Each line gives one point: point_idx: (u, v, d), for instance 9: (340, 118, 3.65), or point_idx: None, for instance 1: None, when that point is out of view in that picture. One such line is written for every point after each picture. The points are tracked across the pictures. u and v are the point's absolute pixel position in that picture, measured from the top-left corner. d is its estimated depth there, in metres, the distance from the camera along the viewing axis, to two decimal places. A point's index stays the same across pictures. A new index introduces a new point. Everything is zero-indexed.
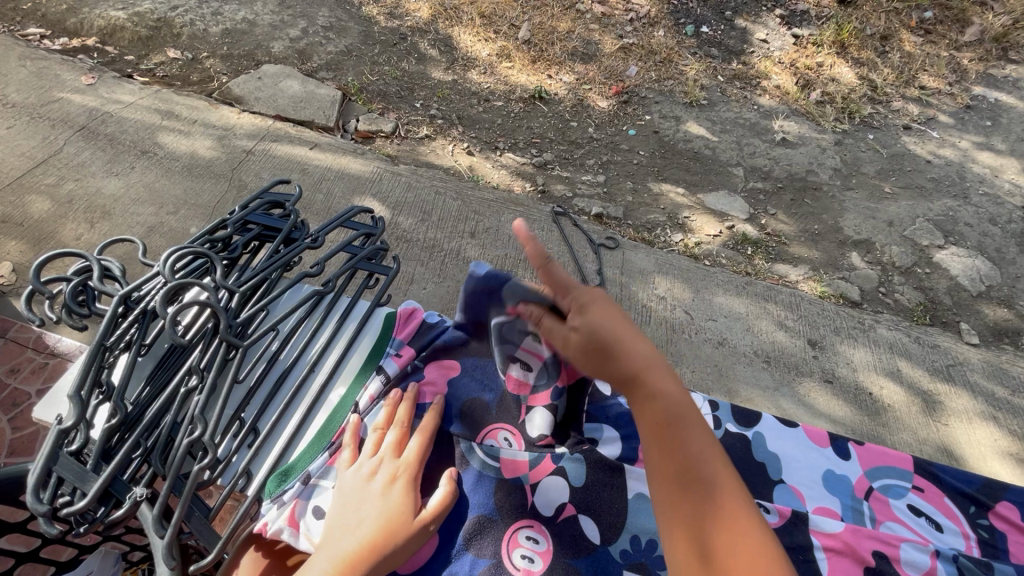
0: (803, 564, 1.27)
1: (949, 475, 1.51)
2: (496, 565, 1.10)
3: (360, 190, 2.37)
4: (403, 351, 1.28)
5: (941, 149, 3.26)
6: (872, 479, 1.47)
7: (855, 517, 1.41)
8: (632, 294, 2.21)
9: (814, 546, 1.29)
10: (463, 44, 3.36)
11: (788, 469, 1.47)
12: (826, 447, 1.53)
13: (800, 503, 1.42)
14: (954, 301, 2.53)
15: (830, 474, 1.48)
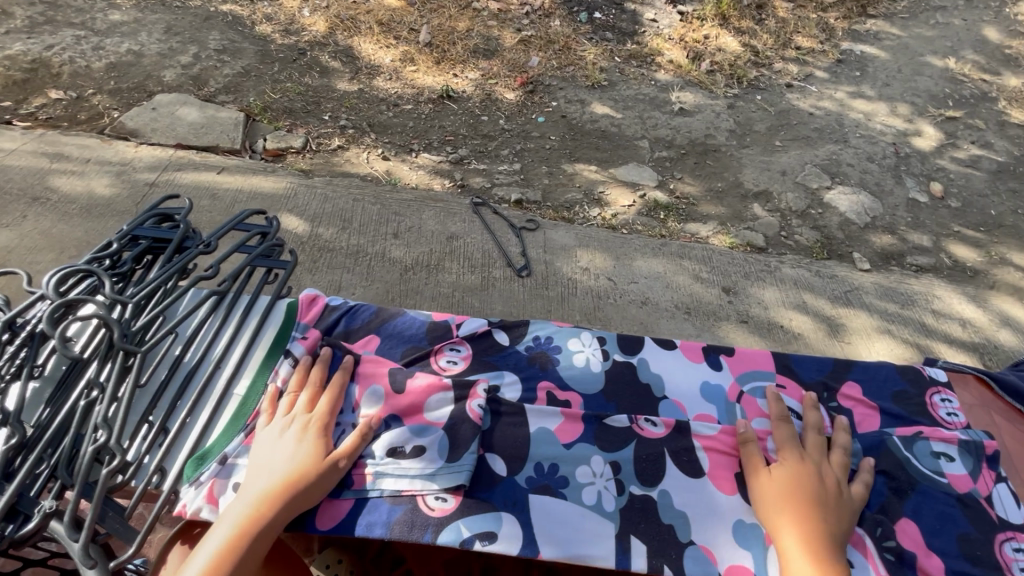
0: (686, 464, 1.27)
1: (809, 368, 1.49)
2: (411, 509, 1.13)
3: (275, 208, 2.35)
4: (308, 334, 1.30)
5: (821, 102, 3.57)
6: (743, 383, 1.43)
7: (730, 419, 1.37)
8: (557, 269, 2.31)
9: (696, 448, 1.29)
10: (364, 53, 3.37)
11: (674, 386, 1.42)
12: (701, 361, 1.47)
13: (682, 414, 1.37)
14: (845, 234, 2.80)
15: (706, 385, 1.43)
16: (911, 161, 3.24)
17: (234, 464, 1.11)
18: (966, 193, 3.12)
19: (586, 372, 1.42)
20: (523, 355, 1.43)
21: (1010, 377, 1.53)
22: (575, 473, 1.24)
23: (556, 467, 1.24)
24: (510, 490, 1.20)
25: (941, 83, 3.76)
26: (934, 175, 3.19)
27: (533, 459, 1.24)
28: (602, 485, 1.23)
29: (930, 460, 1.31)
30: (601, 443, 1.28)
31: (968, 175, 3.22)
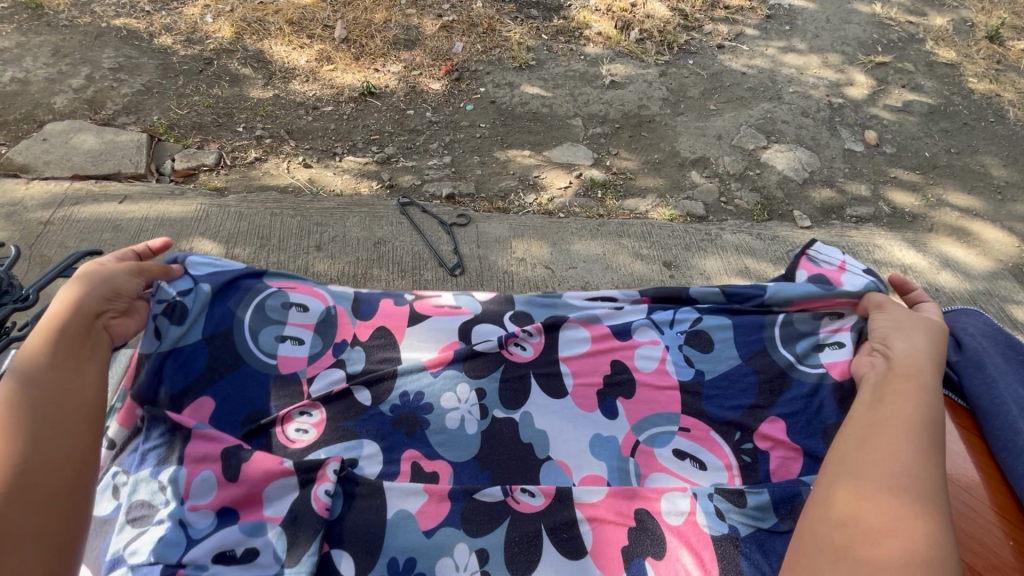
0: (565, 542, 1.25)
1: (719, 403, 1.50)
2: None
3: (186, 232, 2.20)
4: (125, 403, 1.36)
5: (753, 60, 3.52)
6: (638, 433, 1.45)
7: (621, 477, 1.38)
8: (492, 264, 2.22)
9: (579, 521, 1.28)
10: (277, 56, 3.19)
11: (545, 441, 1.44)
12: (593, 410, 1.50)
13: (567, 477, 1.38)
14: (785, 193, 2.77)
15: (598, 438, 1.45)
16: (845, 112, 3.22)
17: None
18: (901, 138, 3.12)
19: (460, 434, 1.43)
20: (388, 418, 1.43)
21: None
22: (436, 565, 1.21)
23: (415, 560, 1.21)
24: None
25: (869, 29, 3.75)
26: (868, 124, 3.18)
27: (388, 551, 1.21)
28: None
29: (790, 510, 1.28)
30: (467, 528, 1.26)
31: (901, 120, 3.22)
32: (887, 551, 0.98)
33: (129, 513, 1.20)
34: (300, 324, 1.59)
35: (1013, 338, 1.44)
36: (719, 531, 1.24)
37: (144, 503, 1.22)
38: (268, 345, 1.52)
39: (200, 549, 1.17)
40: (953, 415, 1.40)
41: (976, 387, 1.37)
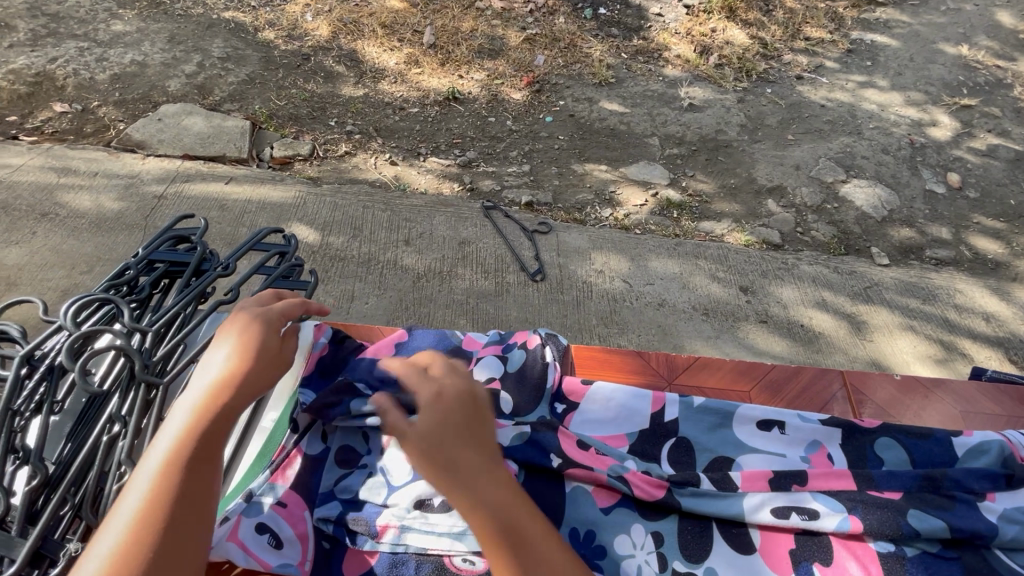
0: (736, 537, 1.05)
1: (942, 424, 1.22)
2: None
3: (285, 217, 2.32)
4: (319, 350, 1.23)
5: (833, 93, 3.50)
6: (831, 442, 1.19)
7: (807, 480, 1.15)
8: (572, 273, 2.28)
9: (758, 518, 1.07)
10: (369, 56, 3.34)
11: (719, 431, 1.21)
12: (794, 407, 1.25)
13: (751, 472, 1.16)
14: (863, 229, 2.75)
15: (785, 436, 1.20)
16: (927, 152, 3.18)
17: (258, 502, 1.03)
18: (985, 183, 3.06)
19: (624, 416, 1.22)
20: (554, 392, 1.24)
21: None
22: (614, 543, 1.04)
23: (593, 534, 1.05)
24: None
25: (954, 71, 3.69)
26: (951, 166, 3.12)
27: (568, 523, 1.06)
28: (642, 559, 1.03)
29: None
30: (642, 510, 1.08)
31: (986, 165, 3.15)
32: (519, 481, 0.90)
33: (339, 454, 1.10)
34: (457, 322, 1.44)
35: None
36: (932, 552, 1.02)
37: (347, 447, 1.11)
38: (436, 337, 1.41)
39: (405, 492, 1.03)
40: None
41: None
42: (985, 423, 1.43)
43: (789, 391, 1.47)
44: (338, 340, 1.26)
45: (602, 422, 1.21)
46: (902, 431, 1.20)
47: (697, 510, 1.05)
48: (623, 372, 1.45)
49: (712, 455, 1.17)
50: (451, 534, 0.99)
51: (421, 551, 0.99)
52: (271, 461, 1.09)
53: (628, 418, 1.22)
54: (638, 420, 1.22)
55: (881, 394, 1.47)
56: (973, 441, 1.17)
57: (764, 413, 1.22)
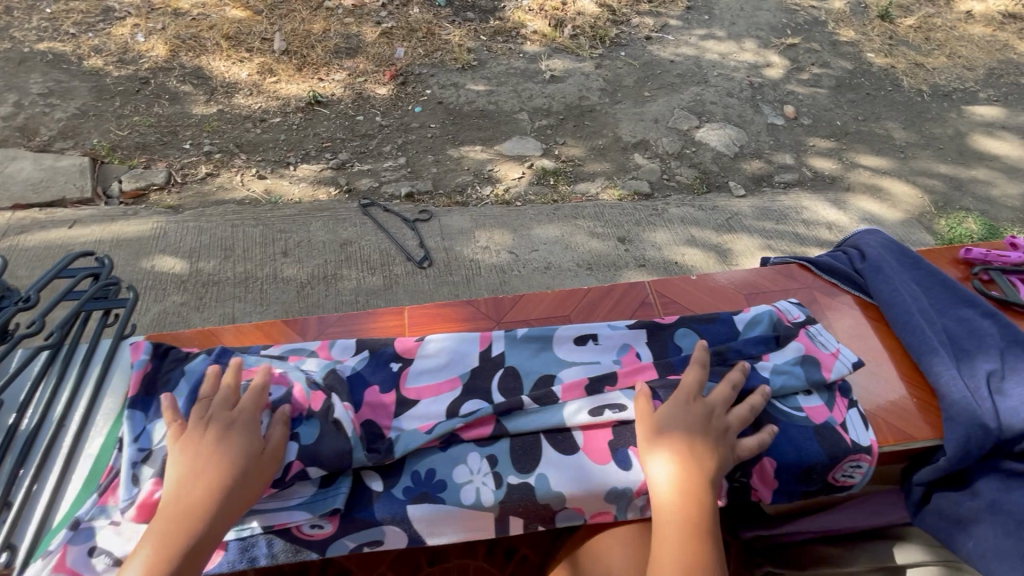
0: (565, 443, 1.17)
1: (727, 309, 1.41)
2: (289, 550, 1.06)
3: (145, 251, 2.17)
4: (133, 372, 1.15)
5: (680, 49, 3.77)
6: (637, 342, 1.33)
7: None
8: (458, 254, 2.32)
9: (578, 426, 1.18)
10: (217, 71, 3.16)
11: (542, 354, 1.31)
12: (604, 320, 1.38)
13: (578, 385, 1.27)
14: (720, 166, 3.01)
15: (599, 347, 1.32)
16: (764, 90, 3.51)
17: (89, 527, 0.98)
18: (815, 110, 3.44)
19: (453, 361, 1.29)
20: (387, 356, 1.29)
21: (826, 259, 1.63)
22: (453, 474, 1.13)
23: (434, 471, 1.13)
24: (390, 504, 1.09)
25: (778, 15, 4.10)
26: (786, 99, 3.48)
27: (409, 469, 1.13)
28: (480, 481, 1.12)
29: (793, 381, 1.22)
30: (476, 438, 1.17)
31: (814, 94, 3.54)
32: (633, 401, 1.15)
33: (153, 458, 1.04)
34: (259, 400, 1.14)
35: (909, 248, 1.56)
36: None
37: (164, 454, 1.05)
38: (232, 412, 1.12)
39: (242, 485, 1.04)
40: (868, 315, 1.52)
41: (880, 289, 1.47)
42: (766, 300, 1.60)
43: (604, 307, 1.59)
44: (161, 352, 1.20)
45: (435, 371, 1.27)
46: (694, 320, 1.37)
47: (523, 428, 1.17)
48: (453, 321, 1.54)
49: (539, 376, 1.27)
50: (291, 503, 1.05)
51: (266, 526, 1.04)
52: (100, 484, 1.04)
53: (459, 361, 1.30)
54: (468, 360, 1.30)
55: (686, 293, 1.63)
56: (750, 316, 1.38)
57: (579, 330, 1.35)
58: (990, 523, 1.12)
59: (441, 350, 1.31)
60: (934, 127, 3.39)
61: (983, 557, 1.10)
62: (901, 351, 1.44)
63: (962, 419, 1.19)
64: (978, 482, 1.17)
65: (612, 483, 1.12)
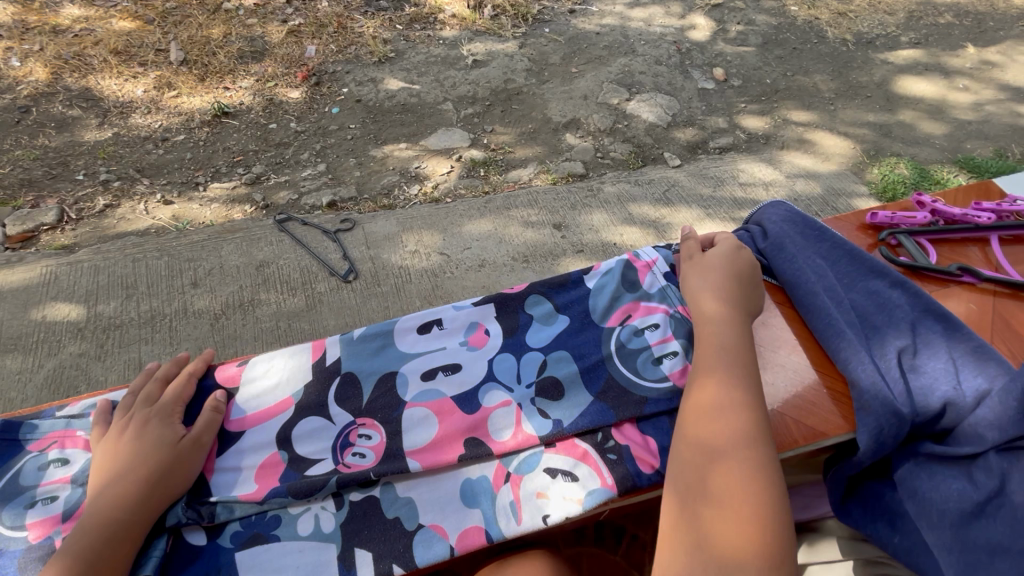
0: (437, 487, 1.18)
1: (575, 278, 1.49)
2: None
3: (34, 300, 1.97)
4: None
5: (604, 19, 3.66)
6: (478, 327, 1.41)
7: (467, 369, 1.34)
8: (385, 262, 2.19)
9: (426, 430, 1.24)
10: (109, 91, 2.90)
11: (384, 351, 1.37)
12: (445, 307, 1.44)
13: (423, 387, 1.31)
14: (653, 138, 2.94)
15: (438, 338, 1.40)
16: (693, 55, 3.44)
17: None
18: (744, 70, 3.39)
19: (285, 381, 1.32)
20: (215, 385, 1.30)
21: None
22: (288, 507, 1.15)
23: (265, 511, 1.14)
24: (210, 562, 1.08)
25: None
26: (715, 62, 3.42)
27: (240, 515, 1.13)
28: (319, 508, 1.15)
29: (635, 339, 1.35)
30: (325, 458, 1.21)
31: (742, 53, 3.49)
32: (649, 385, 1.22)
33: None
34: (58, 479, 1.14)
35: (813, 218, 1.48)
36: (575, 426, 1.22)
37: None
38: (21, 502, 1.11)
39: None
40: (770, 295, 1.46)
41: (783, 266, 1.42)
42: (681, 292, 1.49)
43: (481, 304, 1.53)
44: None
45: (267, 394, 1.30)
46: (546, 285, 1.47)
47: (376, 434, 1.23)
48: None
49: (376, 376, 1.32)
50: (134, 567, 1.02)
51: None
52: None
53: (292, 379, 1.33)
54: (303, 375, 1.33)
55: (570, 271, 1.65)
56: (597, 279, 1.49)
57: (420, 321, 1.41)
58: (914, 515, 1.08)
59: (269, 370, 1.33)
60: (860, 76, 3.39)
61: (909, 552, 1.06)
62: (804, 332, 1.38)
63: (875, 409, 1.15)
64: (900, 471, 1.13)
65: (465, 501, 1.16)
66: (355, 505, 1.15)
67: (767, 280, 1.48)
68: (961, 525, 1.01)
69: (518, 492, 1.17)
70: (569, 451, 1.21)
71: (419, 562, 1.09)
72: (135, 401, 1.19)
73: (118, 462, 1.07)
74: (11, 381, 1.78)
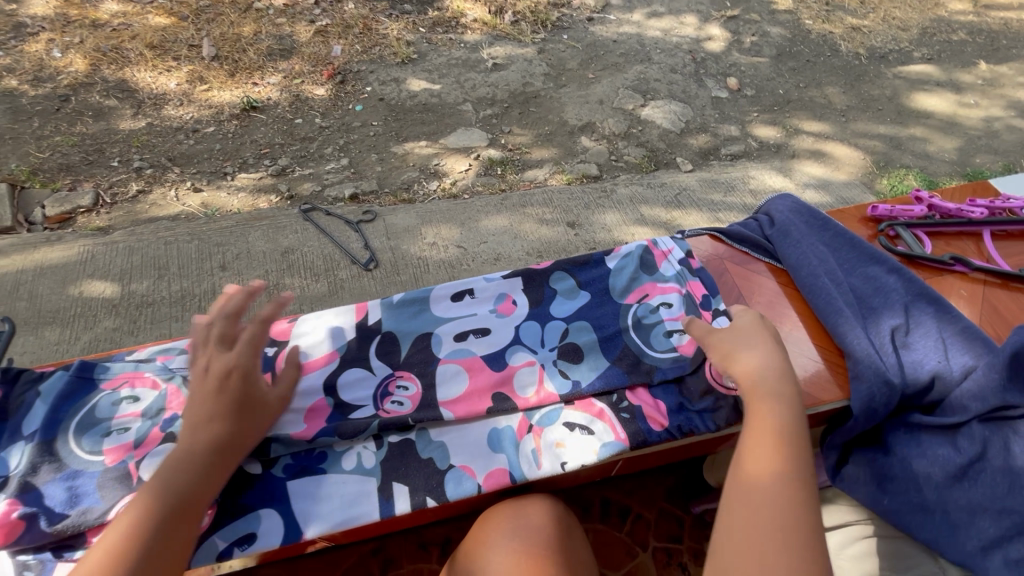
0: (468, 434, 1.29)
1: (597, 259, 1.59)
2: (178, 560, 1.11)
3: (72, 277, 2.07)
4: None
5: (622, 28, 3.75)
6: (508, 297, 1.52)
7: (496, 333, 1.45)
8: (404, 253, 2.27)
9: (458, 384, 1.34)
10: (143, 83, 3.02)
11: (421, 314, 1.48)
12: (479, 278, 1.55)
13: (456, 347, 1.42)
14: (666, 143, 3.02)
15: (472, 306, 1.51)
16: (707, 64, 3.52)
17: None
18: (758, 81, 3.46)
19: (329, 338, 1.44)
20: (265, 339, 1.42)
21: (736, 228, 1.63)
22: (333, 445, 1.25)
23: (313, 447, 1.25)
24: (265, 490, 1.18)
25: None
26: (729, 72, 3.49)
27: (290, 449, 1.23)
28: (361, 447, 1.26)
29: (652, 315, 1.47)
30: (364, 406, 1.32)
31: (756, 64, 3.56)
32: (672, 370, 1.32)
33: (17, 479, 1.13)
34: (131, 413, 1.28)
35: (818, 210, 1.57)
36: (596, 386, 1.34)
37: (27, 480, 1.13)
38: (97, 431, 1.24)
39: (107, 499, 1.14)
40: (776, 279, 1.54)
41: (788, 252, 1.51)
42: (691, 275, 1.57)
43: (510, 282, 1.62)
44: (11, 378, 1.27)
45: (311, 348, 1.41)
46: (570, 264, 1.58)
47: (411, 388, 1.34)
48: None
49: (415, 334, 1.45)
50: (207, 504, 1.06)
51: None
52: None
53: (335, 336, 1.44)
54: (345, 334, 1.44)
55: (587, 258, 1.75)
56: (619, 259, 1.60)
57: (454, 290, 1.52)
58: (902, 479, 1.18)
59: (316, 328, 1.45)
60: (872, 89, 3.45)
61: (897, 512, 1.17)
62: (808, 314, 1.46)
63: (867, 377, 1.24)
64: (890, 440, 1.24)
65: (492, 446, 1.27)
66: (394, 446, 1.26)
67: (772, 264, 1.56)
68: (944, 487, 1.14)
69: (540, 441, 1.27)
70: (586, 409, 1.32)
71: (451, 496, 1.19)
72: (217, 338, 1.20)
73: (212, 402, 1.10)
74: (50, 350, 1.88)
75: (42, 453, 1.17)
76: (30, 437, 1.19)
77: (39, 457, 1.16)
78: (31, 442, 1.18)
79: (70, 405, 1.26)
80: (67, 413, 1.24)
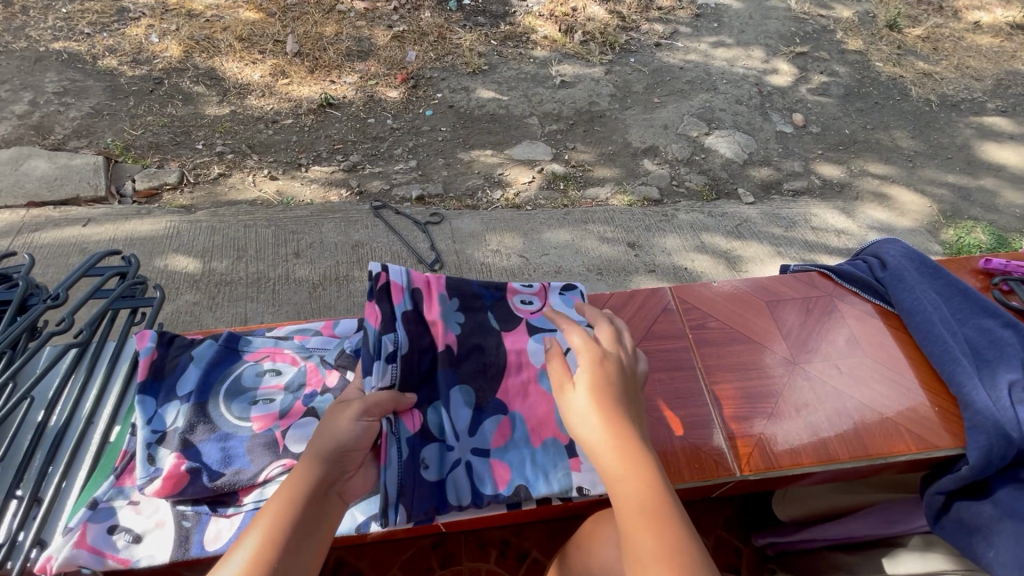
0: None
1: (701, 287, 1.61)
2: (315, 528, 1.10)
3: (159, 250, 2.19)
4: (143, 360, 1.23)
5: (688, 55, 3.78)
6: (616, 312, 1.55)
7: None
8: (469, 257, 2.33)
9: None
10: (230, 73, 3.18)
11: None
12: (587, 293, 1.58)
13: None
14: (729, 173, 3.02)
15: None
16: (773, 98, 3.53)
17: (108, 507, 1.07)
18: (824, 119, 3.44)
19: None
20: None
21: (845, 266, 1.63)
22: None
23: None
24: None
25: (787, 23, 4.12)
26: (794, 107, 3.49)
27: None
28: None
29: None
30: None
31: (822, 102, 3.55)
32: (765, 404, 1.35)
33: (174, 436, 1.13)
34: (273, 385, 1.25)
35: (930, 257, 1.55)
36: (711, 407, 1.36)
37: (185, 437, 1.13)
38: (243, 399, 1.22)
39: (257, 464, 1.12)
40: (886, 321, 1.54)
41: (900, 296, 1.49)
42: (799, 312, 1.55)
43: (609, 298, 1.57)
44: (166, 341, 1.28)
45: None
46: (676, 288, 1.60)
47: None
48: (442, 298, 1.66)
49: None
50: None
51: None
52: (117, 467, 1.13)
53: None
54: None
55: None
56: None
57: None
58: (1009, 533, 1.12)
59: None
60: (942, 137, 3.40)
61: (1003, 565, 1.10)
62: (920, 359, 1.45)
63: (985, 428, 1.21)
64: (998, 492, 1.18)
65: None
66: None
67: (885, 307, 1.56)
68: None
69: None
70: None
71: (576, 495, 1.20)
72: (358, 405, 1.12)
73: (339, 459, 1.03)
74: None
75: (199, 413, 1.17)
76: (185, 398, 1.19)
77: (195, 418, 1.16)
78: (189, 403, 1.18)
79: (218, 372, 1.25)
80: (215, 381, 1.24)
